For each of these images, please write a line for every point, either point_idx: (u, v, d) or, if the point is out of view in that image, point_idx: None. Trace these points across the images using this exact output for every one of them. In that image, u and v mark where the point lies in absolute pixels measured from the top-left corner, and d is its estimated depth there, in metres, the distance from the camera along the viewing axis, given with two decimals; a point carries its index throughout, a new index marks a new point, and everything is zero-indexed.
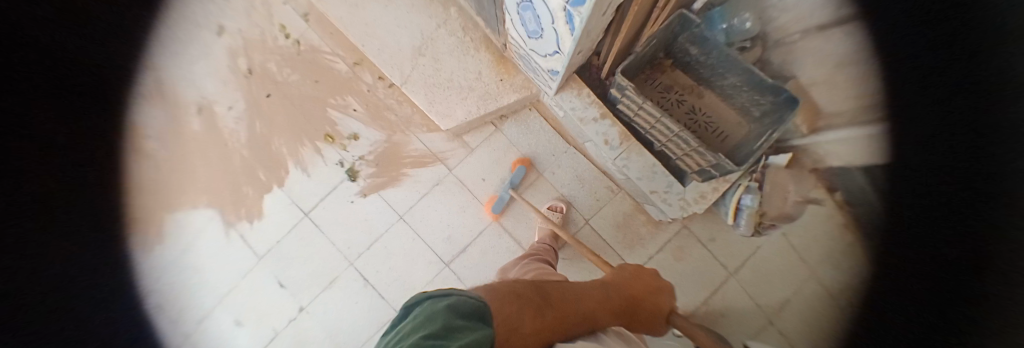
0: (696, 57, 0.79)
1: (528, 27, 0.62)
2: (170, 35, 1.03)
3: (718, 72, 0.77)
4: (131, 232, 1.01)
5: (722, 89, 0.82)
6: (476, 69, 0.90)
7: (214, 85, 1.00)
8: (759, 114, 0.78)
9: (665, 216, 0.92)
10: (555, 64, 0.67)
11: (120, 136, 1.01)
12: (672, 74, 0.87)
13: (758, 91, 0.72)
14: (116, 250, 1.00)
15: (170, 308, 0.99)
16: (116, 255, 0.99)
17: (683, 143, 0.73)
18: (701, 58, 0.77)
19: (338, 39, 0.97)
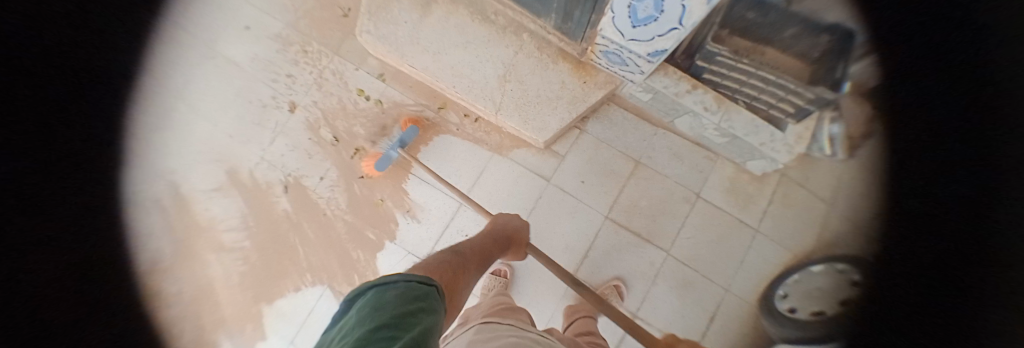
0: (753, 21, 0.64)
1: (637, 17, 0.64)
2: (239, 125, 1.02)
3: (778, 28, 0.63)
4: (243, 329, 0.97)
5: (782, 41, 0.67)
6: (559, 79, 0.94)
7: (297, 161, 0.99)
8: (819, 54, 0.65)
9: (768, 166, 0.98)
10: (665, 44, 0.69)
11: (211, 235, 1.00)
12: (728, 40, 0.72)
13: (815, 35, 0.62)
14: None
15: None
16: None
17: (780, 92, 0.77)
18: (758, 20, 0.63)
19: (415, 88, 1.02)
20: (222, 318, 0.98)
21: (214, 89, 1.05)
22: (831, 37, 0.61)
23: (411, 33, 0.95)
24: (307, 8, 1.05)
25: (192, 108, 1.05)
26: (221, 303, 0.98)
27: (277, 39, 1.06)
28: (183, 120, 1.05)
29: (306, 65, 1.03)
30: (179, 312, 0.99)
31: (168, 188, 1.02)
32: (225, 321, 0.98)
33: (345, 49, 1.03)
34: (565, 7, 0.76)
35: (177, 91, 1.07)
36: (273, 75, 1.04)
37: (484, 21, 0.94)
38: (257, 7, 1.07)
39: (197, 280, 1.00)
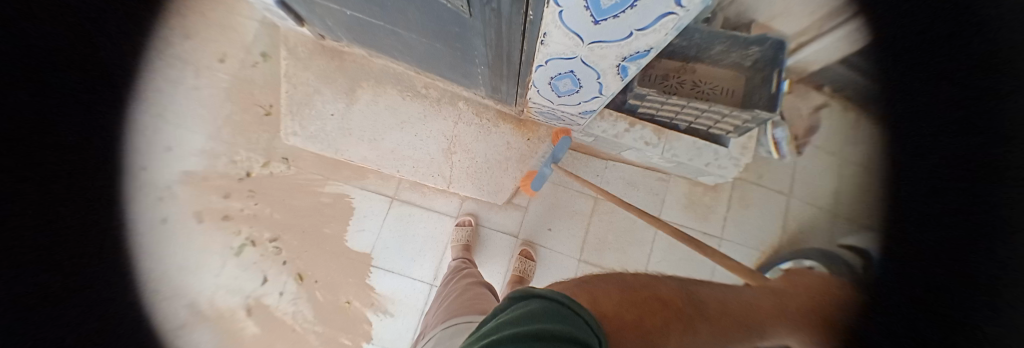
0: (679, 44, 0.78)
1: (559, 89, 0.67)
2: (180, 254, 0.96)
3: (704, 47, 0.79)
4: None
5: (710, 57, 0.83)
6: (503, 140, 0.93)
7: (253, 280, 0.94)
8: (751, 63, 0.81)
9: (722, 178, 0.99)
10: (591, 106, 0.71)
11: None
12: (665, 63, 0.85)
13: (743, 48, 0.76)
14: None
15: None
16: None
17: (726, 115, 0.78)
18: (685, 43, 0.77)
19: (357, 174, 0.98)
20: None
21: (140, 222, 0.97)
22: (763, 46, 0.74)
23: (341, 123, 0.90)
24: (226, 112, 0.98)
25: (121, 247, 0.97)
26: None
27: (200, 153, 0.98)
28: (113, 263, 0.97)
29: (237, 175, 0.96)
30: None
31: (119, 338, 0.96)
32: None
33: (276, 149, 0.96)
34: (491, 82, 0.76)
35: (96, 234, 0.98)
36: (204, 193, 0.97)
37: (415, 96, 0.91)
38: (174, 123, 1.00)
39: None
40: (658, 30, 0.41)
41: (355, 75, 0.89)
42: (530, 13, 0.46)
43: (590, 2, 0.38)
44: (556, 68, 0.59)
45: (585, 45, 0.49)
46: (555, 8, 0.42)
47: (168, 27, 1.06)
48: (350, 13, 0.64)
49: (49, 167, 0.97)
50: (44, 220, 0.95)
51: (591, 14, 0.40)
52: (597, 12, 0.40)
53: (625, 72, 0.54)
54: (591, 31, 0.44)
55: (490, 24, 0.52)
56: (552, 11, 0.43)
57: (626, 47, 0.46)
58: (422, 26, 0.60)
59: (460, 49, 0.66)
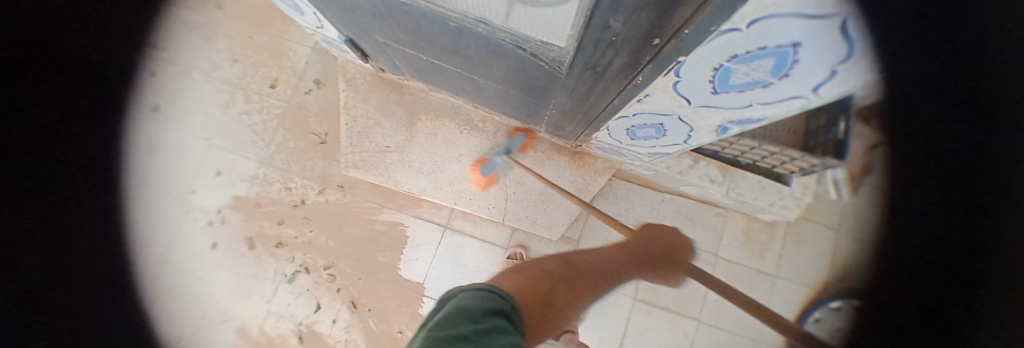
0: None
1: (637, 135, 0.68)
2: (232, 278, 0.98)
3: None
4: None
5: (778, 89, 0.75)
6: (560, 173, 0.92)
7: (306, 307, 0.95)
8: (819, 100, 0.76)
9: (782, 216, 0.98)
10: (667, 151, 0.71)
11: None
12: None
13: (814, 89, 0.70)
14: None
15: None
16: None
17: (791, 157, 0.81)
18: None
19: (411, 203, 0.97)
20: None
21: (194, 247, 0.99)
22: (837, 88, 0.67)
23: (400, 155, 0.93)
24: (280, 139, 0.99)
25: (178, 271, 0.99)
26: None
27: (254, 179, 0.99)
28: (166, 284, 0.99)
29: (292, 202, 0.97)
30: None
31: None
32: None
33: (331, 176, 0.97)
34: (556, 122, 0.75)
35: (150, 257, 0.99)
36: (255, 219, 0.97)
37: (472, 130, 0.94)
38: (228, 147, 1.01)
39: None
40: (780, 107, 0.43)
41: (414, 107, 0.94)
42: (639, 79, 0.46)
43: (718, 78, 0.40)
44: (644, 120, 0.59)
45: (690, 106, 0.51)
46: (673, 78, 0.43)
47: (217, 49, 1.06)
48: (427, 60, 0.67)
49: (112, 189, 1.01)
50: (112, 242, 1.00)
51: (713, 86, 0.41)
52: (720, 85, 0.41)
53: (724, 130, 0.55)
54: (704, 98, 0.46)
55: (584, 82, 0.52)
56: (666, 80, 0.44)
57: (736, 114, 0.48)
58: (504, 75, 0.61)
59: (535, 96, 0.65)
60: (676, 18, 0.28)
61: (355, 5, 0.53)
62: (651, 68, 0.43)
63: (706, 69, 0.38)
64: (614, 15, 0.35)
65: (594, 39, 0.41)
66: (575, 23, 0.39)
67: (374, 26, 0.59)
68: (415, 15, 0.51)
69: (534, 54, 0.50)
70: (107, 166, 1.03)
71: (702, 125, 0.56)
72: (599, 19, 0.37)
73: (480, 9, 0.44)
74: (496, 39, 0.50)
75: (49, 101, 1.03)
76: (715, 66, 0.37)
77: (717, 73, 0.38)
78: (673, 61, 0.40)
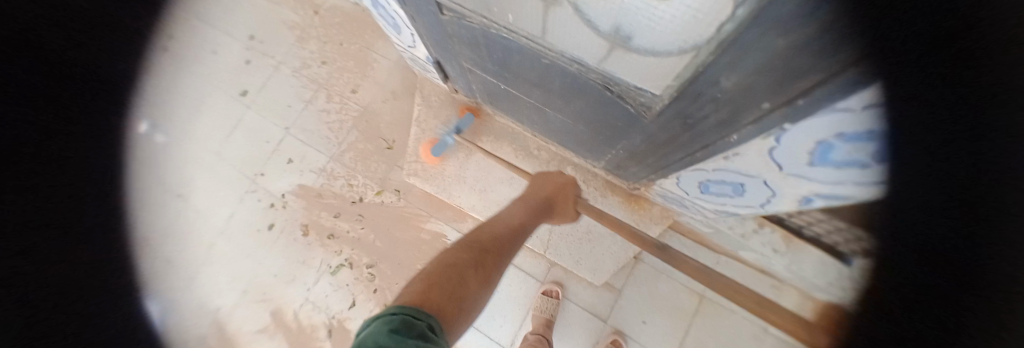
0: None
1: (708, 190, 0.66)
2: (283, 260, 1.05)
3: None
4: None
5: None
6: (610, 212, 0.91)
7: (343, 302, 1.00)
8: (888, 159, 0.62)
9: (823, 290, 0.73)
10: (738, 210, 0.68)
11: None
12: None
13: None
14: None
15: None
16: None
17: (831, 225, 0.64)
18: None
19: (457, 216, 1.02)
20: None
21: (259, 225, 1.10)
22: None
23: (459, 170, 1.02)
24: (351, 140, 1.11)
25: (243, 242, 1.10)
26: None
27: (322, 172, 1.10)
28: (230, 252, 1.10)
29: (351, 198, 1.06)
30: None
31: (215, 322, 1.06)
32: None
33: (390, 180, 1.06)
34: (618, 161, 0.75)
35: (224, 227, 1.12)
36: (316, 208, 1.07)
37: (527, 156, 0.97)
38: (305, 140, 1.13)
39: None
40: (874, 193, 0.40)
41: (478, 128, 1.02)
42: (734, 138, 0.45)
43: (819, 153, 0.39)
44: (722, 177, 0.58)
45: (780, 172, 0.48)
46: (772, 144, 0.42)
47: (313, 52, 1.21)
48: (504, 88, 0.74)
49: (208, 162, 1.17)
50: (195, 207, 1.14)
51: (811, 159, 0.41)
52: (819, 160, 0.40)
53: (808, 202, 0.51)
54: (797, 167, 0.44)
55: (668, 129, 0.51)
56: (762, 144, 0.43)
57: (828, 190, 0.45)
58: (579, 111, 0.63)
59: (607, 135, 0.65)
60: (825, 78, 0.26)
61: (456, 34, 0.62)
62: (748, 129, 0.42)
63: (806, 141, 0.38)
64: (728, 74, 0.34)
65: (698, 90, 0.40)
66: (682, 75, 0.39)
67: (467, 53, 0.68)
68: (511, 47, 0.55)
69: (621, 97, 0.50)
70: (207, 141, 1.19)
71: (784, 193, 0.54)
72: (710, 76, 0.36)
73: (580, 48, 0.46)
74: (584, 78, 0.51)
75: (177, 79, 1.23)
76: (818, 140, 0.37)
77: (817, 147, 0.38)
78: (776, 127, 0.38)
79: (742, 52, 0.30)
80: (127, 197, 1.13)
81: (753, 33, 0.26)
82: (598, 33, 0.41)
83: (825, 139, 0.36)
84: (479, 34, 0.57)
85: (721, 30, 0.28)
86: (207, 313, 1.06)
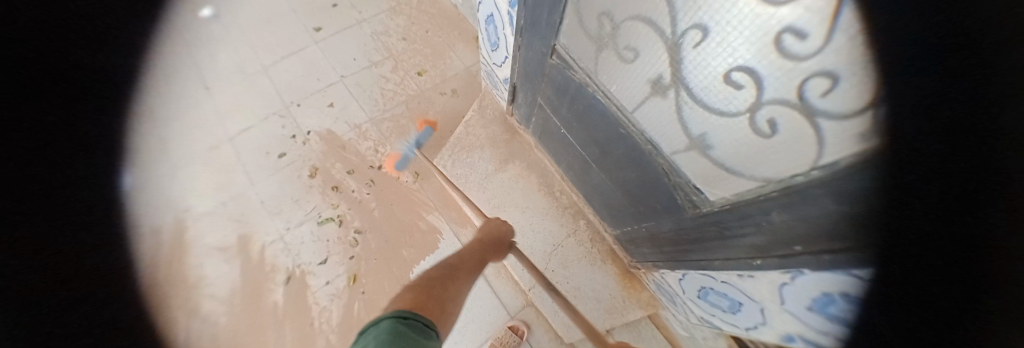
0: None
1: (706, 297, 0.68)
2: (275, 191, 1.02)
3: None
4: None
5: None
6: (602, 279, 0.93)
7: (317, 254, 0.97)
8: None
9: None
10: (722, 326, 0.70)
11: (188, 289, 0.95)
12: None
13: None
14: None
15: None
16: None
17: None
18: None
19: (461, 220, 1.03)
20: None
21: (271, 149, 1.07)
22: None
23: (481, 181, 1.04)
24: (396, 111, 1.15)
25: (243, 156, 1.06)
26: None
27: (354, 127, 1.12)
28: (222, 156, 1.05)
29: (370, 162, 1.07)
30: None
31: (172, 219, 1.01)
32: None
33: (416, 162, 1.09)
34: (633, 236, 0.81)
35: (232, 133, 1.09)
36: (332, 156, 1.07)
37: (548, 194, 1.01)
38: (354, 94, 1.16)
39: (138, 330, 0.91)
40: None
41: (515, 151, 1.06)
42: (756, 261, 0.50)
43: (819, 302, 0.43)
44: (724, 289, 0.61)
45: (779, 307, 0.51)
46: (785, 279, 0.46)
47: (399, 25, 1.29)
48: (563, 132, 0.80)
49: (250, 68, 1.18)
50: (214, 102, 1.12)
51: (811, 304, 0.44)
52: (817, 308, 0.44)
53: (790, 341, 0.53)
54: (796, 307, 0.47)
55: (702, 230, 0.57)
56: (776, 276, 0.48)
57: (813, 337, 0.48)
58: (626, 182, 0.68)
59: (641, 212, 0.71)
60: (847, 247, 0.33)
61: (550, 75, 0.69)
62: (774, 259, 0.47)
63: (814, 288, 0.42)
64: (778, 210, 0.41)
65: (746, 212, 0.46)
66: (742, 194, 0.45)
67: (548, 93, 0.75)
68: (596, 107, 0.62)
69: (676, 188, 0.56)
70: (258, 50, 1.21)
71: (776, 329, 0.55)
72: (764, 205, 0.42)
73: (659, 134, 0.53)
74: (651, 160, 0.57)
75: None
76: (825, 292, 0.41)
77: (823, 297, 0.42)
78: (796, 268, 0.43)
79: (799, 202, 0.36)
80: (168, 72, 1.16)
81: (813, 193, 0.33)
82: (685, 133, 0.48)
83: (829, 294, 0.40)
84: (574, 85, 0.64)
85: (793, 180, 0.35)
86: (169, 206, 1.01)
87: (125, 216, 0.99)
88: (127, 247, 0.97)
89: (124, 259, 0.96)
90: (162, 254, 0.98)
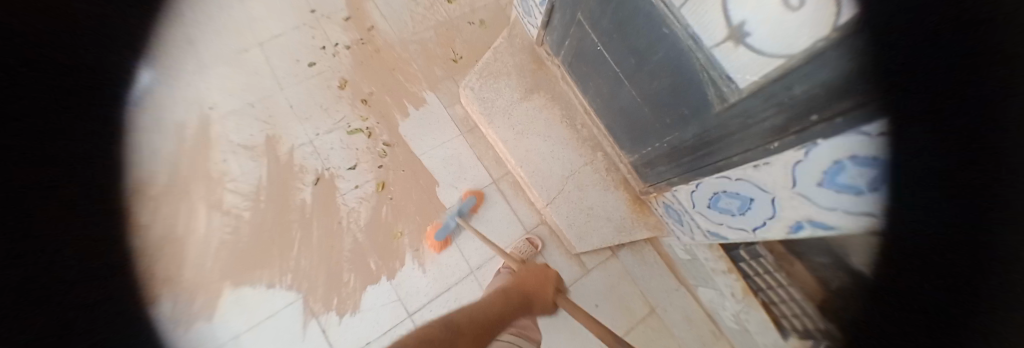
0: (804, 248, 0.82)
1: (718, 203, 0.71)
2: (305, 97, 1.04)
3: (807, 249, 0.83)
4: (168, 280, 0.88)
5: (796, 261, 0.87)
6: (616, 205, 0.98)
7: (345, 159, 1.00)
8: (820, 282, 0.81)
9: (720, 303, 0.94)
10: (730, 234, 0.74)
11: (206, 181, 0.94)
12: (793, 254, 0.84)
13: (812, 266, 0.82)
14: (152, 295, 0.87)
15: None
16: (147, 304, 0.87)
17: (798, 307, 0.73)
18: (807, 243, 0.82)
19: (482, 145, 1.08)
20: (159, 256, 0.89)
21: (300, 57, 1.07)
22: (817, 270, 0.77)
23: (506, 105, 1.04)
24: (425, 35, 1.16)
25: (272, 61, 1.06)
26: (171, 250, 0.90)
27: (384, 45, 1.12)
28: (250, 60, 1.05)
29: (400, 80, 1.09)
30: (132, 244, 0.89)
31: (190, 114, 0.99)
32: (159, 259, 0.89)
33: (442, 85, 1.11)
34: (652, 158, 0.86)
35: (261, 37, 1.08)
36: (362, 71, 1.09)
37: (570, 123, 1.03)
38: (383, 13, 1.15)
39: (159, 213, 0.92)
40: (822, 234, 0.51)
41: (541, 79, 1.07)
42: (773, 145, 0.52)
43: (833, 174, 0.43)
44: (740, 189, 0.64)
45: (789, 190, 0.52)
46: (799, 156, 0.47)
47: None
48: (599, 50, 0.83)
49: None
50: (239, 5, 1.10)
51: (823, 177, 0.44)
52: (828, 181, 0.44)
53: (797, 229, 0.56)
54: (806, 186, 0.48)
55: (725, 127, 0.60)
56: (791, 156, 0.49)
57: (817, 213, 0.49)
58: (658, 92, 0.72)
59: (665, 123, 0.75)
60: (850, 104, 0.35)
61: None
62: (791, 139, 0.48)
63: (828, 158, 0.43)
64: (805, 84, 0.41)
65: (770, 94, 0.47)
66: (767, 74, 0.45)
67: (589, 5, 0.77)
68: (642, 7, 0.63)
69: (711, 84, 0.57)
70: None
71: (783, 218, 0.58)
72: (789, 81, 0.43)
73: (701, 27, 0.53)
74: (689, 56, 0.58)
75: None
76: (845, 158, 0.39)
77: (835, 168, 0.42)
78: (812, 141, 0.44)
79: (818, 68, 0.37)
80: None
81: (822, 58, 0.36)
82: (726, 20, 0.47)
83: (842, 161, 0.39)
84: None
85: (816, 44, 0.35)
86: (191, 103, 1.00)
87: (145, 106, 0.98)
88: (148, 135, 0.96)
89: (144, 145, 0.95)
90: (184, 147, 0.96)
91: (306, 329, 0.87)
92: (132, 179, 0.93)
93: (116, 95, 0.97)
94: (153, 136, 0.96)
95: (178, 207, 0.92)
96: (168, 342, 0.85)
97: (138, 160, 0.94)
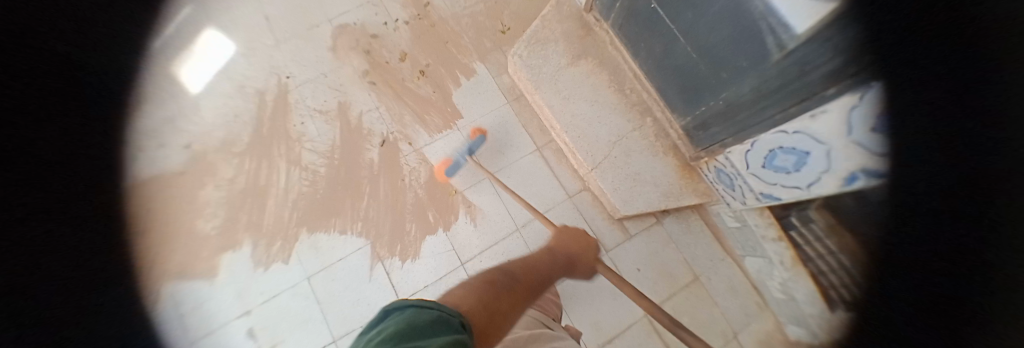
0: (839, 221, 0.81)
1: (771, 161, 0.70)
2: (368, 67, 1.13)
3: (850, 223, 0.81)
4: (255, 223, 1.00)
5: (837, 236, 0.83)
6: (663, 170, 1.00)
7: (405, 123, 1.08)
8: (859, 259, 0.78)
9: (769, 272, 0.93)
10: (782, 194, 0.73)
11: (286, 139, 1.05)
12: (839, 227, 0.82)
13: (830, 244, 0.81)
14: (241, 236, 1.00)
15: (259, 281, 0.98)
16: (237, 243, 1.00)
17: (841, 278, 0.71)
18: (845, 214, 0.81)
19: (530, 114, 1.14)
20: (246, 203, 1.01)
21: (364, 31, 1.17)
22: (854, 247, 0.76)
23: (554, 74, 1.09)
24: (476, 10, 1.22)
25: (339, 35, 1.16)
26: (256, 198, 1.01)
27: (438, 20, 1.20)
28: (321, 33, 1.16)
29: (453, 52, 1.17)
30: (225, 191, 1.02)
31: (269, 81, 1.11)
32: (245, 205, 1.01)
33: (492, 57, 1.18)
34: (706, 119, 0.87)
35: (329, 13, 1.18)
36: (419, 44, 1.17)
37: (618, 91, 1.06)
38: None
39: (244, 166, 1.04)
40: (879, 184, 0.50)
41: (589, 49, 1.10)
42: (830, 90, 0.52)
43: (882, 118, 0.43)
44: (795, 143, 0.62)
45: (844, 139, 0.51)
46: (855, 100, 0.47)
47: None
48: (654, 8, 0.85)
49: None
50: None
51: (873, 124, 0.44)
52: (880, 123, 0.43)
53: (850, 181, 0.55)
54: (859, 134, 0.47)
55: (785, 76, 0.61)
56: (848, 101, 0.48)
57: (872, 159, 0.48)
58: (716, 48, 0.73)
59: (722, 79, 0.76)
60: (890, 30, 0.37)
61: None
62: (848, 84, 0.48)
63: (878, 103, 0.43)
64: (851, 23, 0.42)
65: (825, 37, 0.48)
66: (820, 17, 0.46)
67: None
68: None
69: (769, 31, 0.58)
70: None
71: (838, 171, 0.56)
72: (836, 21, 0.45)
73: None
74: (749, 6, 0.60)
75: None
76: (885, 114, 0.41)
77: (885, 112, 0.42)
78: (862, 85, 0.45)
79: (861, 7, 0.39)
80: None
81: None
82: None
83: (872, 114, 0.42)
84: None
85: None
86: (270, 71, 1.12)
87: (234, 73, 1.11)
88: (236, 99, 1.09)
89: (234, 107, 1.08)
90: (266, 109, 1.08)
91: (372, 271, 0.97)
92: (224, 136, 1.06)
93: (208, 65, 1.11)
94: (240, 98, 1.09)
95: (262, 160, 1.04)
96: (253, 275, 0.98)
97: (229, 120, 1.07)
